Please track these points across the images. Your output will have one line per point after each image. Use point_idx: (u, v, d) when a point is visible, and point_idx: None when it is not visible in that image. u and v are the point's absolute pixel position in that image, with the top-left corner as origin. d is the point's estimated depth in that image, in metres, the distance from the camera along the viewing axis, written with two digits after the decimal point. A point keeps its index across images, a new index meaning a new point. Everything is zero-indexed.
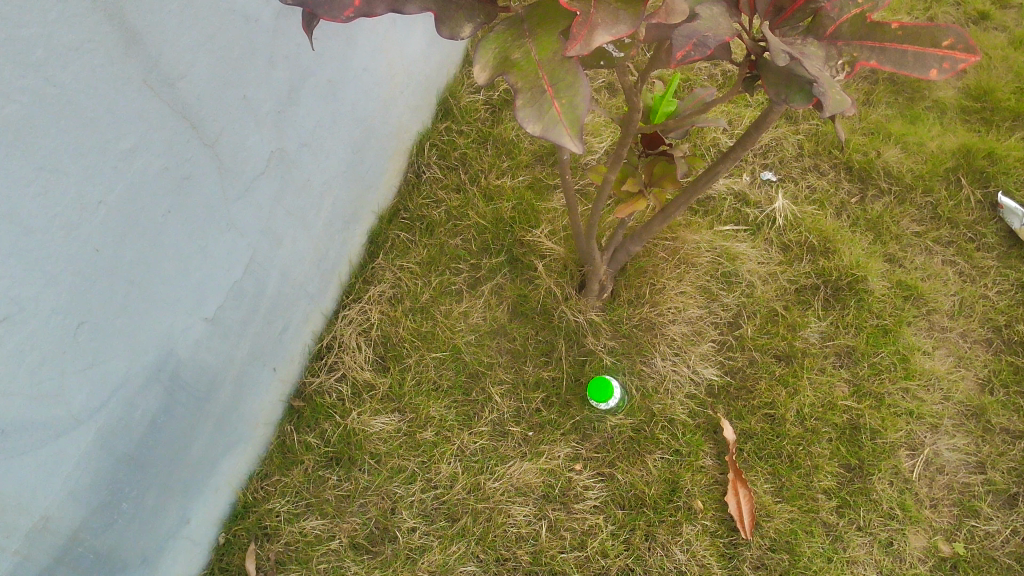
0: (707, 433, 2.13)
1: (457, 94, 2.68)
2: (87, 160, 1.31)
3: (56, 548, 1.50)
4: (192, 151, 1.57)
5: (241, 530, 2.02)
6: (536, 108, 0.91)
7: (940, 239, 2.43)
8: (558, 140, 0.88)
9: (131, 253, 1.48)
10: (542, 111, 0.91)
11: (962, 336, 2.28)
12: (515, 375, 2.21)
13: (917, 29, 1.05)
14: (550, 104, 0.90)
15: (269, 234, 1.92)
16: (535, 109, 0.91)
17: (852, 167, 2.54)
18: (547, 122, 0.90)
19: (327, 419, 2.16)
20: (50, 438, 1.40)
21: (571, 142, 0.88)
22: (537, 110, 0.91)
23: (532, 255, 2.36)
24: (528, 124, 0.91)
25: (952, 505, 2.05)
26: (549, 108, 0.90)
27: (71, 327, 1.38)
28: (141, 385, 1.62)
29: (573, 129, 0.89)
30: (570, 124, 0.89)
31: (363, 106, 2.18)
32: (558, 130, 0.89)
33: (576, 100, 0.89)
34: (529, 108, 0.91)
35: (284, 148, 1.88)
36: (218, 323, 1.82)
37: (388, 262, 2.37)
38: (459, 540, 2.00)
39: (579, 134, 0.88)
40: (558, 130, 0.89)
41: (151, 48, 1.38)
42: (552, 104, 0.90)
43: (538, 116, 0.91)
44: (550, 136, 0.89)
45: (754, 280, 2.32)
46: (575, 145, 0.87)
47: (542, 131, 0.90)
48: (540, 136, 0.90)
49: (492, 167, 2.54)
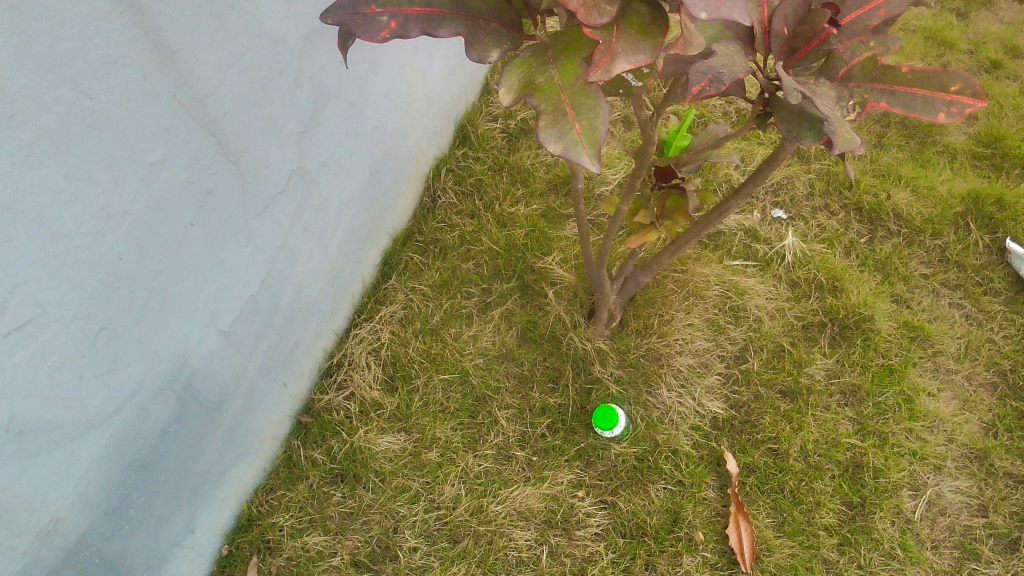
0: (711, 466, 2.13)
1: (475, 121, 2.73)
2: (118, 169, 1.36)
3: (66, 550, 1.53)
4: (217, 166, 1.61)
5: (245, 542, 2.04)
6: (557, 129, 0.95)
7: (948, 282, 2.44)
8: (577, 160, 0.92)
9: (153, 263, 1.52)
10: (564, 132, 0.94)
11: (968, 379, 2.28)
12: (522, 400, 2.23)
13: (925, 73, 1.08)
14: (571, 126, 0.94)
15: (286, 251, 1.95)
16: (556, 130, 0.95)
17: (862, 209, 2.57)
18: (568, 143, 0.93)
19: (335, 436, 2.18)
20: (66, 440, 1.44)
21: (590, 162, 0.92)
22: (558, 131, 0.95)
23: (543, 282, 2.39)
24: (549, 144, 0.95)
25: (954, 547, 2.04)
26: (570, 129, 0.94)
27: (92, 333, 1.42)
28: (155, 393, 1.65)
29: (592, 150, 0.93)
30: (590, 146, 0.92)
31: (383, 129, 2.23)
32: (577, 151, 0.93)
33: (596, 123, 0.93)
34: (551, 129, 0.95)
35: (305, 167, 1.92)
36: (232, 335, 1.85)
37: (401, 284, 2.41)
38: (460, 562, 2.01)
39: (598, 154, 0.92)
40: (577, 151, 0.93)
41: (183, 65, 1.43)
42: (573, 125, 0.94)
43: (558, 137, 0.94)
44: (570, 157, 0.93)
45: (762, 315, 2.34)
46: (593, 165, 0.91)
47: (562, 151, 0.94)
48: (561, 156, 0.94)
49: (506, 194, 2.57)
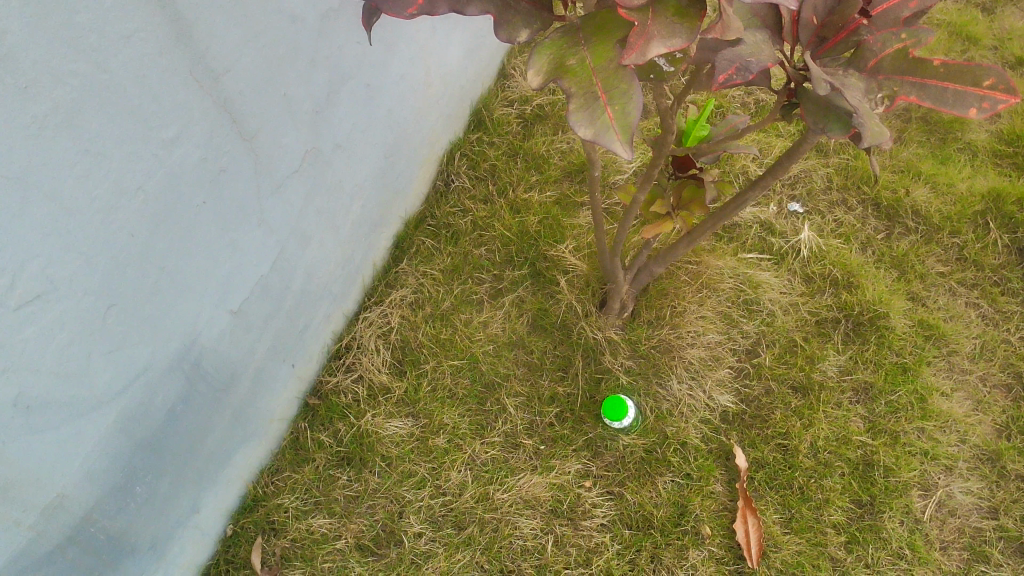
0: (719, 460, 2.12)
1: (491, 106, 2.71)
2: (132, 145, 1.34)
3: (71, 527, 1.53)
4: (230, 144, 1.59)
5: (249, 523, 2.04)
6: (588, 114, 0.93)
7: (965, 281, 2.40)
8: (608, 147, 0.90)
9: (165, 240, 1.51)
10: (595, 117, 0.93)
11: (981, 380, 2.25)
12: (531, 387, 2.22)
13: (957, 68, 1.04)
14: (603, 111, 0.92)
15: (297, 232, 1.94)
16: (588, 115, 0.93)
17: (880, 205, 2.52)
18: (599, 129, 0.92)
19: (342, 419, 2.17)
20: (74, 416, 1.43)
21: (621, 149, 0.90)
22: (589, 116, 0.93)
23: (555, 270, 2.36)
24: (580, 129, 0.93)
25: (963, 549, 2.02)
26: (602, 114, 0.92)
27: (103, 310, 1.41)
28: (163, 372, 1.64)
29: (624, 136, 0.91)
30: (621, 132, 0.91)
31: (398, 111, 2.20)
32: (609, 137, 0.91)
33: (629, 109, 0.91)
34: (582, 113, 0.93)
35: (319, 147, 1.90)
36: (242, 315, 1.84)
37: (412, 268, 2.39)
38: (464, 549, 2.01)
39: (629, 141, 0.90)
40: (609, 137, 0.91)
41: (200, 42, 1.41)
42: (605, 110, 0.92)
43: (590, 122, 0.93)
44: (600, 142, 0.92)
45: (775, 309, 2.31)
46: (625, 152, 0.89)
47: (593, 137, 0.92)
48: (591, 142, 0.92)
49: (520, 180, 2.54)
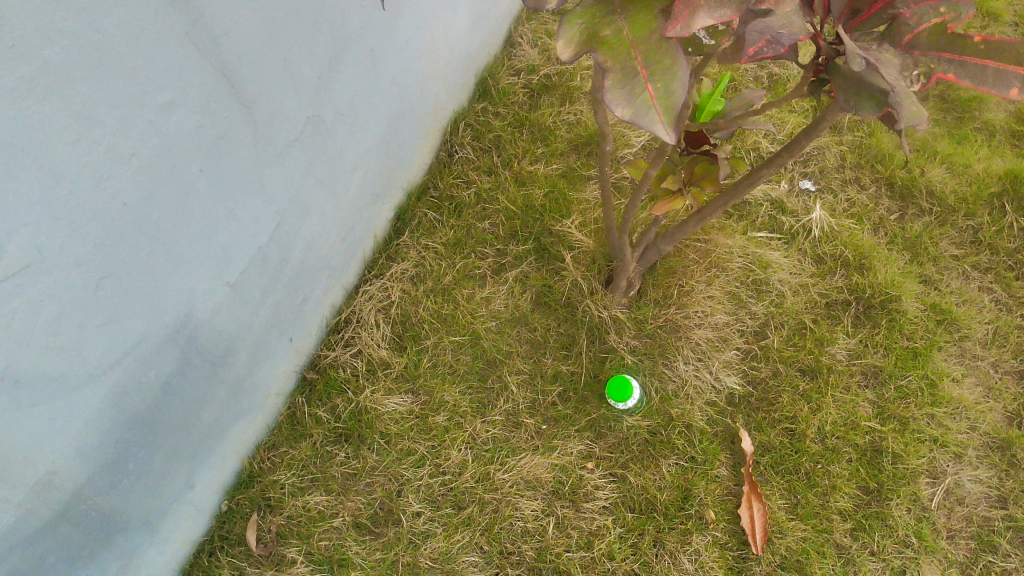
0: (725, 443, 2.08)
1: (496, 75, 2.63)
2: (125, 110, 1.28)
3: (61, 504, 1.48)
4: (228, 110, 1.53)
5: (245, 499, 2.00)
6: (626, 90, 0.90)
7: (979, 265, 2.34)
8: (650, 127, 0.88)
9: (159, 210, 1.45)
10: (634, 94, 0.90)
11: (993, 366, 2.20)
12: (534, 366, 2.17)
13: (1000, 46, 0.98)
14: (643, 88, 0.90)
15: (297, 202, 1.87)
16: (626, 91, 0.90)
17: (894, 184, 2.45)
18: (639, 109, 0.89)
19: (340, 394, 2.12)
20: (65, 392, 1.38)
21: (663, 131, 0.88)
22: (627, 93, 0.90)
23: (560, 246, 2.30)
24: (616, 108, 0.90)
25: (970, 538, 1.99)
26: (642, 92, 0.90)
27: (93, 283, 1.35)
28: (157, 345, 1.59)
29: (666, 117, 0.89)
30: (664, 113, 0.88)
31: (402, 79, 2.13)
32: (650, 117, 0.89)
33: (673, 88, 0.89)
34: (619, 89, 0.90)
35: (320, 116, 1.83)
36: (239, 288, 1.78)
37: (413, 241, 2.33)
38: (463, 529, 1.97)
39: (672, 122, 0.88)
40: (650, 117, 0.89)
41: (198, 3, 1.34)
42: (645, 88, 0.89)
43: (628, 99, 0.90)
44: (640, 122, 0.89)
45: (785, 290, 2.25)
46: (669, 133, 0.87)
47: (632, 117, 0.89)
48: (629, 122, 0.90)
49: (526, 152, 2.48)
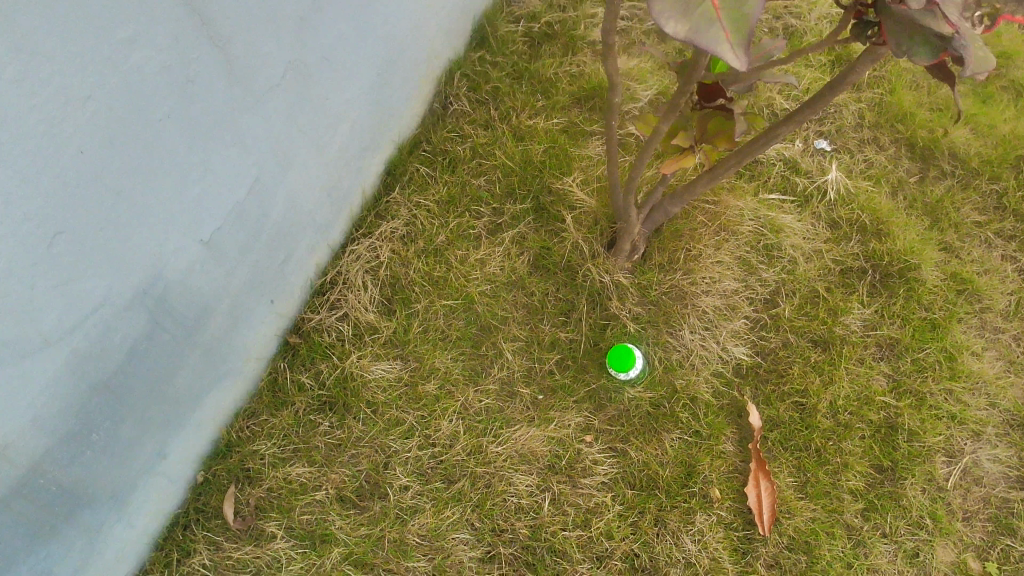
0: (731, 417, 1.96)
1: (495, 22, 2.46)
2: (78, 43, 1.13)
3: (16, 479, 1.36)
4: (201, 49, 1.38)
5: (222, 470, 1.89)
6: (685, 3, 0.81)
7: (1002, 232, 2.21)
8: (711, 47, 0.78)
9: (122, 158, 1.30)
10: (694, 9, 0.80)
11: (1015, 339, 2.09)
12: (530, 333, 2.04)
13: None
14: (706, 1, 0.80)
15: (278, 154, 1.73)
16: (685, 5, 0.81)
17: (914, 145, 2.30)
18: (697, 25, 0.80)
19: (325, 360, 2.00)
20: (16, 358, 1.25)
21: (727, 52, 0.78)
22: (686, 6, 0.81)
23: (561, 206, 2.16)
24: (670, 25, 0.81)
25: (988, 521, 1.90)
26: (704, 5, 0.80)
27: (46, 239, 1.22)
28: (123, 308, 1.46)
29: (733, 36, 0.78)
30: (729, 31, 0.78)
31: (394, 23, 1.97)
32: (711, 35, 0.79)
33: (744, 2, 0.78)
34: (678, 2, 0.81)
35: (304, 60, 1.68)
36: (214, 245, 1.65)
37: (405, 198, 2.18)
38: (454, 505, 1.87)
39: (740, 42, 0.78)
40: (711, 35, 0.79)
41: None
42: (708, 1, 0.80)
43: (686, 14, 0.80)
44: (699, 40, 0.79)
45: (797, 257, 2.12)
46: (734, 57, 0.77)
47: (688, 34, 0.80)
48: (686, 40, 0.80)
49: (525, 105, 2.32)
